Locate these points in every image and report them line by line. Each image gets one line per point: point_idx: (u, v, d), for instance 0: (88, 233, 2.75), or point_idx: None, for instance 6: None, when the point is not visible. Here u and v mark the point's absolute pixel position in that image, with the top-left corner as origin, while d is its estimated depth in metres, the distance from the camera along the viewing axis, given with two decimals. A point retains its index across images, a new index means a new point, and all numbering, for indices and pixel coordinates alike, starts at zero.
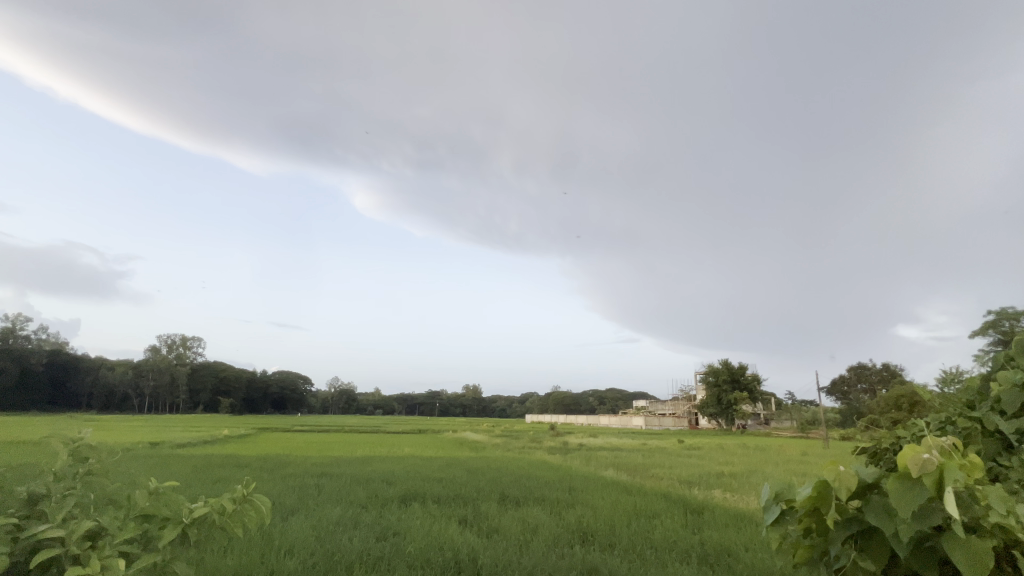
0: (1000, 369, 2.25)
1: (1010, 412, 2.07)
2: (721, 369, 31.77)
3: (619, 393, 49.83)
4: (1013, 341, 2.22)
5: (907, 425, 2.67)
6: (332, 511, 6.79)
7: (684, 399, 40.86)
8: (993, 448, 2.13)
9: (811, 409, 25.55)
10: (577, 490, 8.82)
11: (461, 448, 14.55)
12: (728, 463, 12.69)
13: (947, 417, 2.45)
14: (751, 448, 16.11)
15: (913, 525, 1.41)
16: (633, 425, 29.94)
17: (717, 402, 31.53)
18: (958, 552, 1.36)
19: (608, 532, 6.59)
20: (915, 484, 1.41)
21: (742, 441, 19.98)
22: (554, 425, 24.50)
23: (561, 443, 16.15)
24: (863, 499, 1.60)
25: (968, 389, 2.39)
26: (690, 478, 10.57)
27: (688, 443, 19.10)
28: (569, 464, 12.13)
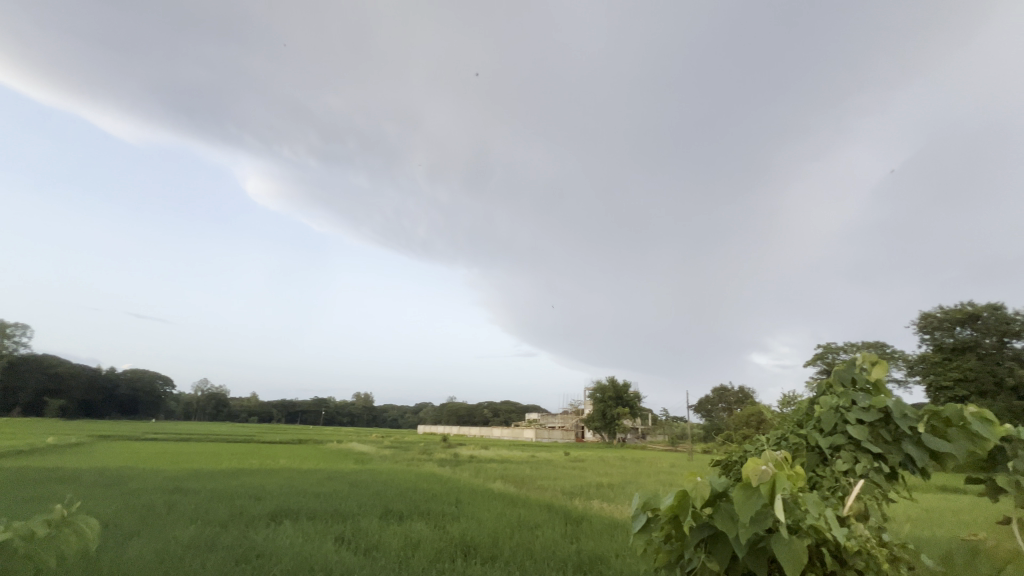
0: (821, 394, 2.70)
1: (827, 430, 2.48)
2: (608, 386, 34.00)
3: (513, 406, 50.75)
4: (833, 371, 2.67)
5: (753, 440, 3.06)
6: (182, 533, 5.95)
7: (573, 414, 42.89)
8: (813, 460, 2.54)
9: (680, 425, 28.33)
10: (463, 503, 8.75)
11: (345, 460, 13.66)
12: (607, 475, 13.54)
13: (782, 433, 2.88)
14: (628, 461, 17.34)
15: (750, 527, 1.62)
16: (524, 438, 30.59)
17: (602, 416, 33.59)
18: (782, 551, 1.59)
19: (491, 544, 6.62)
20: (753, 491, 1.62)
21: (621, 453, 21.48)
22: (447, 436, 24.21)
23: (451, 455, 15.93)
24: (714, 506, 1.79)
25: (799, 411, 2.83)
26: (573, 489, 11.06)
27: (574, 455, 20.04)
28: (458, 475, 12.04)
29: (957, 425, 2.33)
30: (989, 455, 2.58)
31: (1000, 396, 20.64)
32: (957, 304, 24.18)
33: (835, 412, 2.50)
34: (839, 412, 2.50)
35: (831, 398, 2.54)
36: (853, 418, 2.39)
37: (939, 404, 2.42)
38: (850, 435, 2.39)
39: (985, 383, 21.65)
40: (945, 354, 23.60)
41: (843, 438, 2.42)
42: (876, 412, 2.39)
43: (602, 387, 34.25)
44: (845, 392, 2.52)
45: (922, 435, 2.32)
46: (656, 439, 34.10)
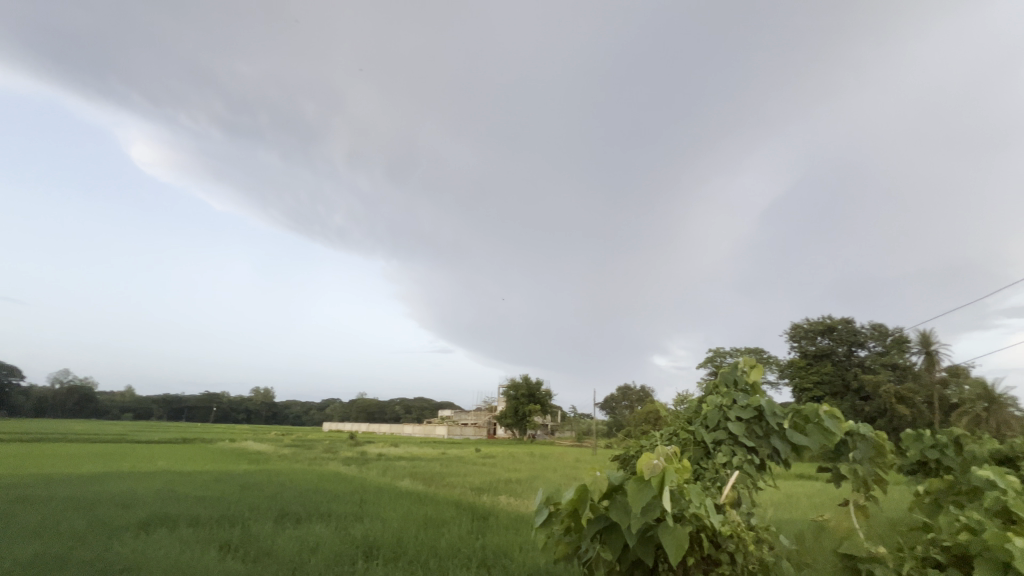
0: (708, 393, 2.98)
1: (711, 426, 2.73)
2: (521, 384, 34.84)
3: (425, 403, 49.94)
4: (720, 373, 2.95)
5: (648, 436, 3.29)
6: (24, 550, 5.07)
7: (487, 411, 43.23)
8: (698, 453, 2.78)
9: (586, 422, 29.76)
10: (368, 503, 8.42)
11: (237, 460, 12.53)
12: (515, 470, 13.83)
13: (673, 430, 3.13)
14: (536, 457, 17.85)
15: (641, 518, 1.73)
16: (435, 435, 30.20)
17: (514, 413, 34.23)
18: (667, 539, 1.72)
19: (394, 544, 6.45)
20: (644, 484, 1.74)
21: (530, 449, 22.09)
22: (354, 433, 23.16)
23: (358, 453, 15.26)
24: (610, 499, 1.89)
25: (689, 409, 3.09)
26: (481, 486, 11.15)
27: (484, 451, 20.20)
28: (364, 475, 11.56)
29: (813, 421, 2.70)
30: (834, 446, 3.03)
31: (847, 398, 24.70)
32: (819, 317, 28.08)
33: (718, 410, 2.77)
34: (722, 410, 2.76)
35: (716, 397, 2.82)
36: (732, 415, 2.67)
37: (800, 402, 2.79)
38: (729, 430, 2.67)
39: (836, 386, 25.45)
40: (807, 360, 27.31)
41: (724, 434, 2.68)
42: (751, 410, 2.69)
43: (515, 385, 34.90)
44: (728, 393, 2.81)
45: (786, 430, 2.66)
46: (564, 435, 35.49)
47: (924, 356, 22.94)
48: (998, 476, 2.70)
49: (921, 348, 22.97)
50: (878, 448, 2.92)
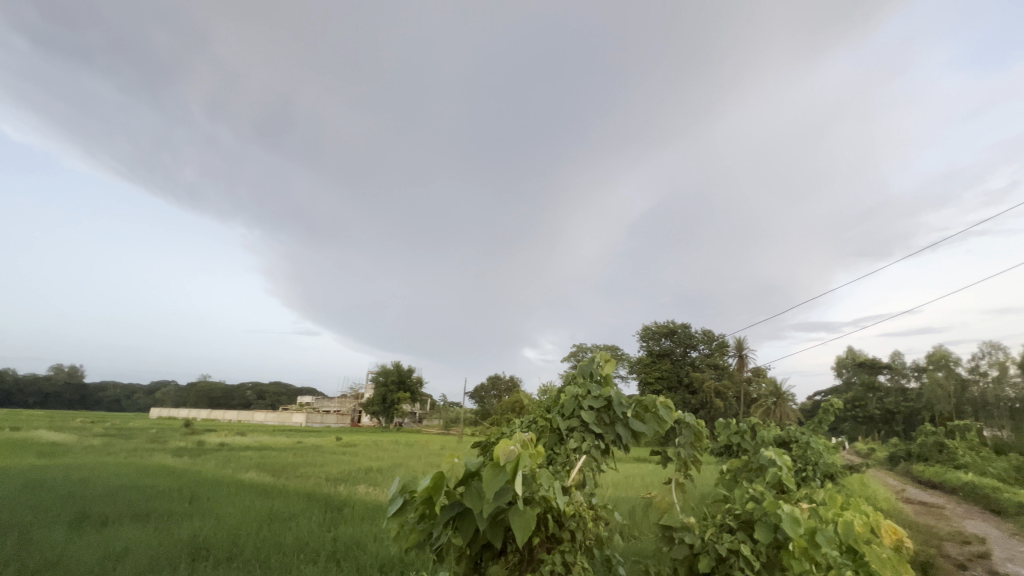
0: (567, 384, 3.20)
1: (568, 414, 2.93)
2: (392, 370, 33.78)
3: (282, 387, 45.59)
4: (579, 365, 3.18)
5: (509, 424, 3.41)
6: None
7: (352, 398, 41.16)
8: (552, 439, 2.97)
9: (455, 410, 30.00)
10: (202, 498, 7.43)
11: (21, 453, 10.06)
12: (377, 459, 13.36)
13: (532, 417, 3.30)
14: (401, 444, 17.48)
15: (493, 502, 1.78)
16: (292, 422, 27.77)
17: (382, 401, 33.03)
18: (516, 520, 1.79)
19: (230, 542, 5.81)
20: (500, 470, 1.79)
21: (395, 437, 21.55)
22: (191, 420, 20.12)
23: (194, 442, 13.34)
24: (465, 485, 1.91)
25: (549, 399, 3.28)
26: (339, 476, 10.56)
27: (346, 439, 19.16)
28: (197, 467, 10.12)
29: (651, 410, 3.06)
30: (665, 432, 3.47)
31: (680, 392, 28.66)
32: (665, 321, 32.11)
33: (574, 400, 2.99)
34: (577, 399, 2.99)
35: (573, 388, 3.04)
36: (585, 404, 2.90)
37: (642, 394, 3.14)
38: (582, 418, 2.89)
39: (672, 380, 29.39)
40: (652, 358, 31.04)
41: (577, 421, 2.90)
42: (601, 400, 2.95)
43: (385, 371, 33.68)
44: (584, 383, 3.05)
45: (629, 418, 2.97)
46: (431, 423, 35.30)
47: (738, 358, 27.69)
48: (777, 456, 3.34)
49: (736, 352, 27.66)
50: (697, 434, 3.42)
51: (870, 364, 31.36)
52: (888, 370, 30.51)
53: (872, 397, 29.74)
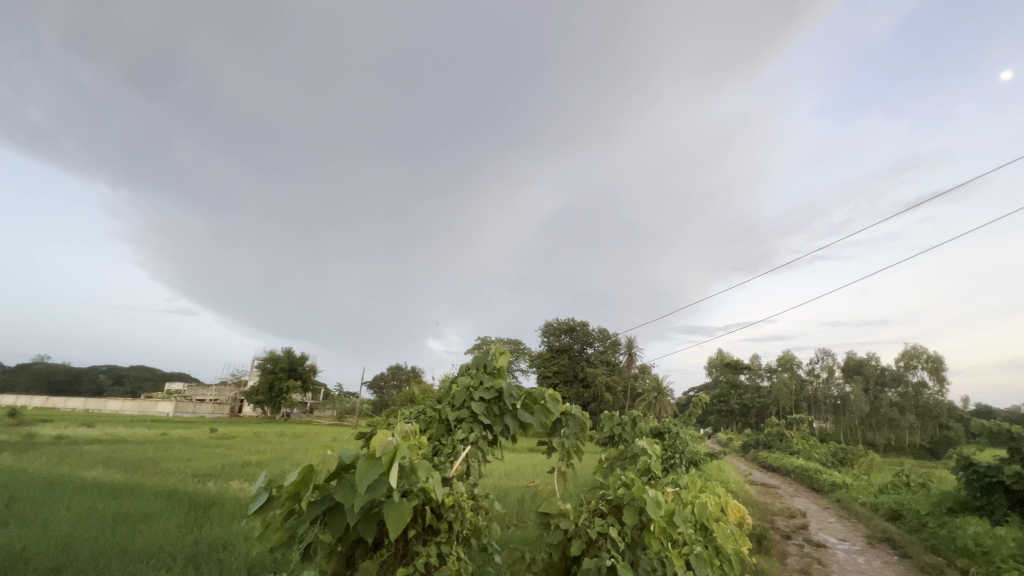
0: (461, 375, 3.19)
1: (457, 405, 2.92)
2: (282, 356, 31.15)
3: (146, 373, 39.88)
4: (475, 358, 3.18)
5: (398, 415, 3.31)
6: None
7: (233, 386, 37.35)
8: (440, 430, 2.94)
9: (351, 401, 28.63)
10: (24, 501, 6.22)
11: None
12: (258, 452, 12.29)
13: (421, 408, 3.23)
14: (285, 436, 16.19)
15: (366, 496, 1.69)
16: (156, 411, 24.45)
17: (268, 390, 30.27)
18: (391, 514, 1.73)
19: (57, 552, 4.94)
20: (375, 461, 1.71)
21: (279, 428, 19.92)
22: (18, 408, 16.76)
23: (21, 435, 11.15)
24: (337, 478, 1.80)
25: (441, 389, 3.23)
26: (210, 471, 9.52)
27: (221, 431, 17.30)
28: (20, 464, 8.45)
29: (540, 402, 3.13)
30: (551, 423, 3.61)
31: (575, 385, 30.30)
32: (566, 318, 33.58)
33: (465, 391, 2.98)
34: (468, 390, 2.99)
35: (466, 379, 3.03)
36: (476, 395, 2.91)
37: (533, 386, 3.20)
38: (472, 409, 2.90)
39: (568, 375, 30.88)
40: (552, 352, 32.38)
41: (466, 412, 2.90)
42: (492, 391, 2.97)
43: (274, 357, 30.91)
44: (476, 374, 3.06)
45: (518, 410, 3.02)
46: (323, 413, 33.23)
47: (628, 356, 29.95)
48: (648, 445, 3.65)
49: (627, 350, 29.87)
50: (581, 425, 3.60)
51: (734, 364, 35.85)
52: (747, 371, 35.06)
53: (733, 394, 33.98)
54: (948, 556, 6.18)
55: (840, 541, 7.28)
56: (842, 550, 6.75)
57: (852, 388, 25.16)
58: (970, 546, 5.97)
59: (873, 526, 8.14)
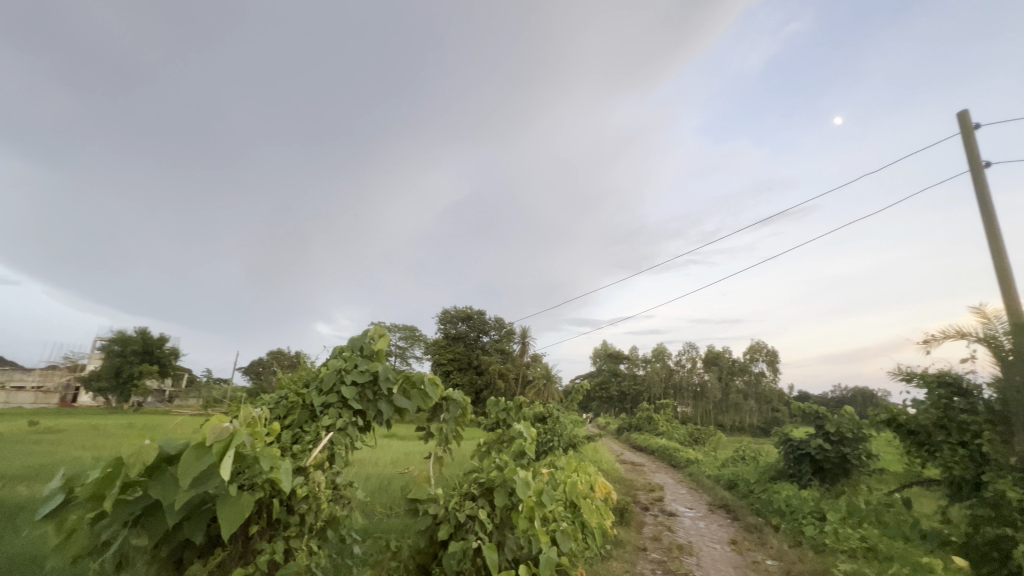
0: (333, 358, 2.97)
1: (324, 389, 2.71)
2: (133, 337, 26.76)
3: None
4: (350, 341, 2.98)
5: (256, 401, 2.98)
6: None
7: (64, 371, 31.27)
8: (303, 416, 2.71)
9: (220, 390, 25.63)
10: None
11: None
12: (92, 448, 10.41)
13: (283, 393, 2.95)
14: (131, 428, 13.96)
15: (190, 491, 1.47)
16: None
17: (113, 376, 25.80)
18: (224, 508, 1.53)
19: None
20: (204, 452, 1.50)
21: (124, 420, 17.16)
22: None
23: None
24: (155, 472, 1.54)
25: (308, 373, 2.98)
26: (21, 472, 7.85)
27: (43, 424, 14.38)
28: None
29: (418, 386, 3.01)
30: (432, 408, 3.52)
31: (469, 372, 30.53)
32: (463, 306, 33.56)
33: (336, 373, 2.78)
34: (340, 373, 2.79)
35: (338, 361, 2.81)
36: (348, 379, 2.73)
37: (412, 370, 3.07)
38: (341, 394, 2.71)
39: (463, 362, 31.02)
40: (448, 340, 32.19)
41: (335, 397, 2.70)
42: (367, 375, 2.81)
43: (122, 338, 26.40)
44: (351, 357, 2.87)
45: (394, 394, 2.87)
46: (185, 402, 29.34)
47: (521, 344, 30.91)
48: (525, 429, 3.74)
49: (521, 339, 30.79)
50: (462, 409, 3.56)
51: (615, 355, 38.98)
52: (627, 361, 38.33)
53: (613, 381, 36.93)
54: (766, 516, 7.34)
55: (688, 510, 8.28)
56: (688, 518, 7.68)
57: (709, 377, 28.77)
58: (782, 507, 7.17)
59: (714, 494, 9.41)
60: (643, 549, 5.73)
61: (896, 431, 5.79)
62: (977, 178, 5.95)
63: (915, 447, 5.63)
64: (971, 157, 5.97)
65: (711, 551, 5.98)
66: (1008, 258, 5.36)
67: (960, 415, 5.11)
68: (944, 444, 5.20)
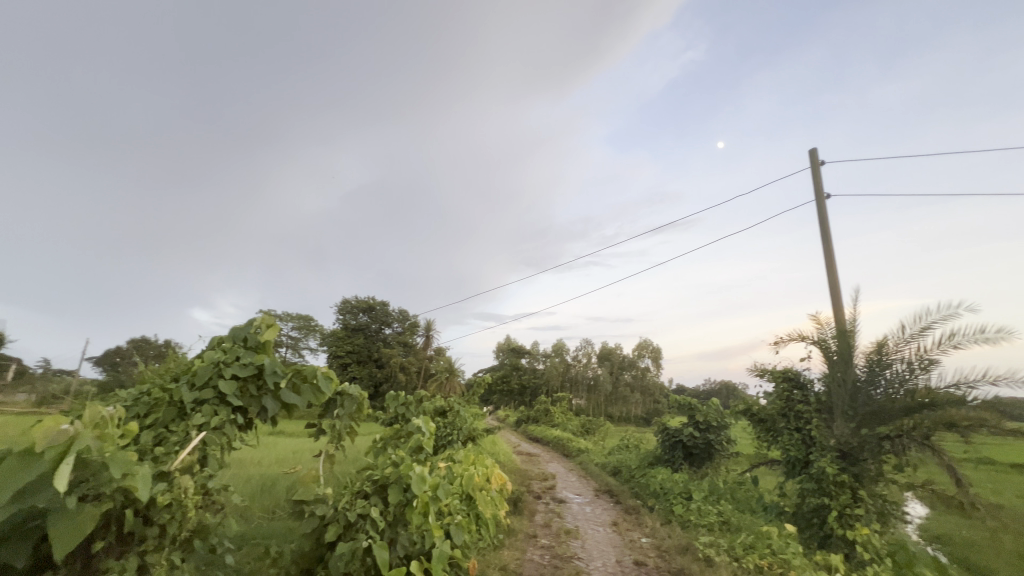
0: (210, 349, 2.67)
1: (197, 384, 2.43)
2: None
3: None
4: (232, 330, 2.71)
5: (109, 397, 2.58)
6: None
7: None
8: (170, 415, 2.41)
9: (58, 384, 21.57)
10: None
11: None
12: None
13: (145, 388, 2.59)
14: None
15: (11, 507, 1.24)
16: None
17: None
18: (58, 525, 1.31)
19: None
20: (34, 459, 1.27)
21: None
22: None
23: None
24: None
25: (178, 365, 2.65)
26: None
27: None
28: None
29: (310, 381, 2.81)
30: (325, 403, 3.34)
31: (368, 365, 29.33)
32: (365, 296, 32.09)
33: (213, 365, 2.51)
34: (217, 367, 2.52)
35: (216, 353, 2.54)
36: (227, 372, 2.47)
37: (303, 363, 2.87)
38: (218, 390, 2.45)
39: (362, 355, 29.67)
40: (346, 331, 30.54)
41: (210, 393, 2.44)
42: (251, 368, 2.57)
43: None
44: (231, 349, 2.60)
45: (281, 390, 2.66)
46: None
47: (425, 337, 30.44)
48: (424, 424, 3.70)
49: (425, 332, 30.27)
50: (358, 404, 3.41)
51: (517, 349, 40.05)
52: (528, 355, 39.63)
53: (514, 375, 37.96)
54: (644, 498, 8.09)
55: (577, 496, 8.83)
56: (576, 503, 8.19)
57: (601, 371, 30.82)
58: (657, 489, 7.94)
59: (600, 480, 10.15)
60: (534, 536, 5.99)
61: (750, 419, 6.71)
62: (820, 206, 7.11)
63: (763, 432, 6.56)
64: (817, 189, 7.10)
65: (595, 533, 6.44)
66: (838, 274, 6.47)
67: (798, 405, 6.08)
68: (784, 429, 6.14)
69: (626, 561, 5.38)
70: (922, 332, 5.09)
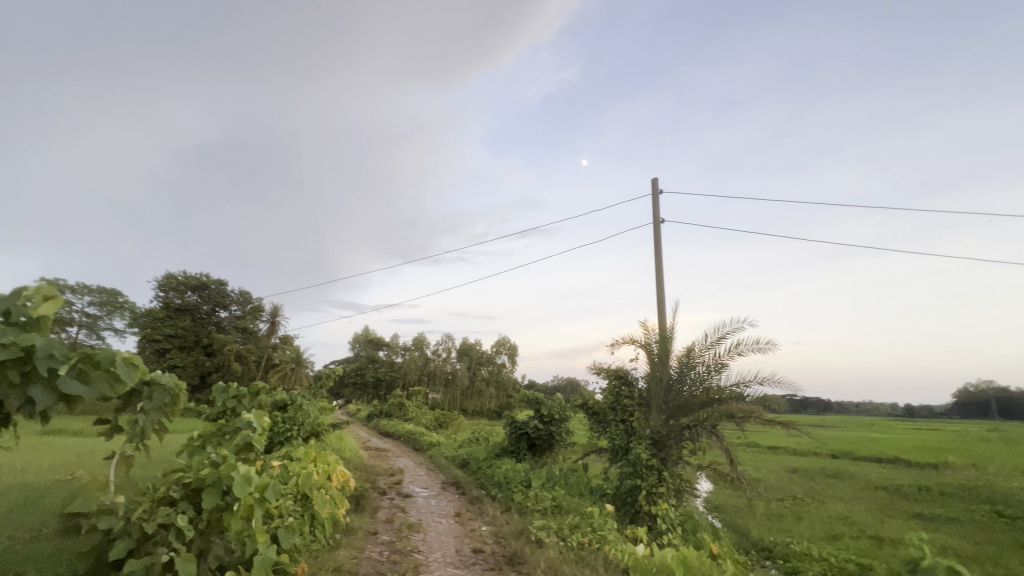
0: None
1: None
2: None
3: None
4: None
5: None
6: None
7: None
8: None
9: None
10: None
11: None
12: None
13: None
14: None
15: None
16: None
17: None
18: None
19: None
20: None
21: None
22: None
23: None
24: None
25: None
26: None
27: None
28: None
29: (103, 368, 2.31)
30: (125, 395, 2.78)
31: (194, 352, 25.26)
32: (196, 272, 27.56)
33: None
34: None
35: None
36: None
37: (96, 347, 2.34)
38: None
39: (187, 341, 25.42)
40: (167, 312, 25.85)
41: None
42: (15, 351, 2.01)
43: None
44: None
45: (58, 379, 2.13)
46: None
47: (269, 324, 27.36)
48: (257, 419, 3.32)
49: (270, 318, 27.20)
50: (173, 397, 2.91)
51: (375, 341, 38.46)
52: (386, 348, 38.34)
53: (369, 367, 36.38)
54: (488, 488, 8.42)
55: (423, 490, 8.81)
56: (422, 497, 8.17)
57: (460, 366, 31.30)
58: (500, 479, 8.34)
59: (448, 473, 10.29)
60: (374, 533, 5.81)
61: (586, 412, 7.45)
62: (655, 230, 8.24)
63: (595, 423, 7.35)
64: (654, 215, 8.21)
65: (437, 525, 6.51)
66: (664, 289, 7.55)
67: (624, 399, 6.94)
68: (613, 421, 6.95)
69: (465, 550, 5.53)
70: (718, 341, 6.23)
